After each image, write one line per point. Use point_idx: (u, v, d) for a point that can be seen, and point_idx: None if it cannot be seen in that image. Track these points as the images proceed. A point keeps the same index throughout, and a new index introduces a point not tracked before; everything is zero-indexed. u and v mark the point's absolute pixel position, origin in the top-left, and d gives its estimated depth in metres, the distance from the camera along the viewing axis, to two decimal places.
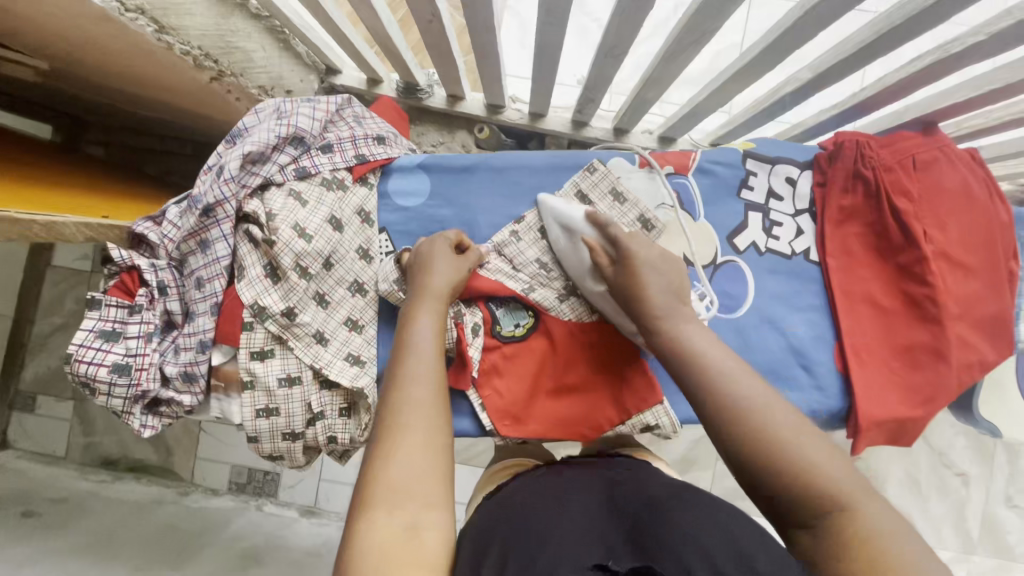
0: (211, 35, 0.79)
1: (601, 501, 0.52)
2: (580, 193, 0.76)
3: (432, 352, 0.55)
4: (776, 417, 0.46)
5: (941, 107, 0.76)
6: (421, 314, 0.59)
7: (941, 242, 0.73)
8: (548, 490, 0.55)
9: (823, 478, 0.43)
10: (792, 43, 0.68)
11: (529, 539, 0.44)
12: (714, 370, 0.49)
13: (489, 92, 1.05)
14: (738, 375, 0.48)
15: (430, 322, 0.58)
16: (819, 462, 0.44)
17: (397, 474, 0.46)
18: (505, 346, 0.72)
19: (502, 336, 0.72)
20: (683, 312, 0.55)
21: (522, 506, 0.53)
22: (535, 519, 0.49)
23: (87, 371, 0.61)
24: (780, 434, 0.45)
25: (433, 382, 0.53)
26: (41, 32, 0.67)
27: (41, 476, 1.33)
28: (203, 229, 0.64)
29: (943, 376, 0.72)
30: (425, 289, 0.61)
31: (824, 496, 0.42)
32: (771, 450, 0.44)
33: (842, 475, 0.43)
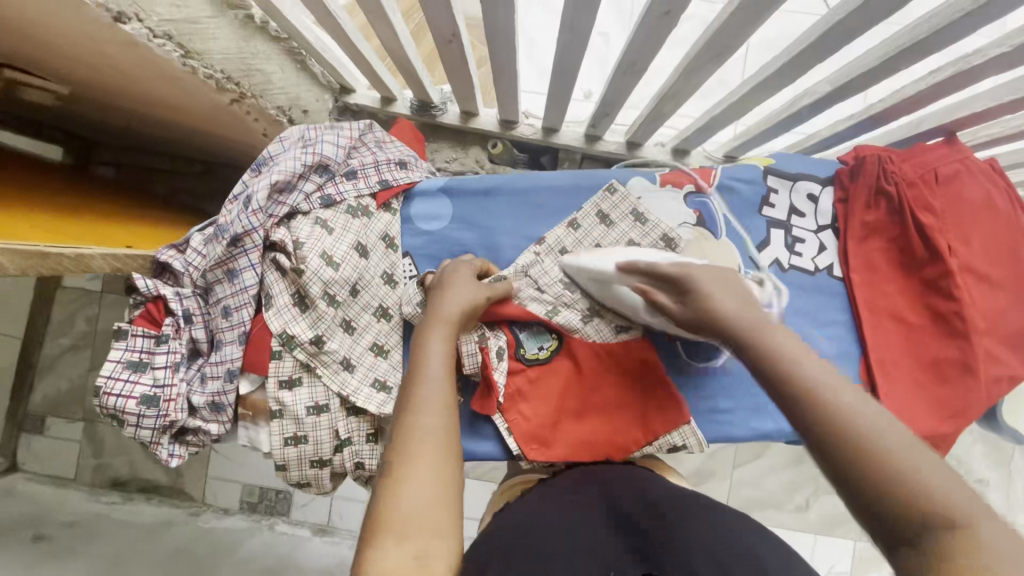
0: (233, 59, 0.81)
1: (607, 514, 0.55)
2: (600, 213, 0.75)
3: (445, 376, 0.54)
4: (864, 418, 0.40)
5: (959, 118, 0.76)
6: (434, 338, 0.58)
7: (966, 255, 0.73)
8: (557, 503, 0.58)
9: (920, 485, 0.36)
10: (814, 58, 0.68)
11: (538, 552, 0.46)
12: (801, 372, 0.44)
13: (504, 108, 1.05)
14: (827, 378, 0.44)
15: (442, 346, 0.57)
16: (923, 469, 0.37)
17: (406, 503, 0.45)
18: (530, 369, 0.71)
19: (526, 359, 0.71)
20: (772, 324, 0.50)
21: (532, 515, 0.55)
22: (545, 530, 0.51)
23: (116, 404, 0.61)
24: (875, 441, 0.39)
25: (445, 406, 0.52)
26: (66, 59, 0.68)
27: (53, 499, 1.32)
28: (230, 258, 0.64)
29: (975, 390, 0.72)
30: (438, 312, 0.60)
31: (929, 512, 0.35)
32: (860, 457, 0.38)
33: (952, 485, 0.36)
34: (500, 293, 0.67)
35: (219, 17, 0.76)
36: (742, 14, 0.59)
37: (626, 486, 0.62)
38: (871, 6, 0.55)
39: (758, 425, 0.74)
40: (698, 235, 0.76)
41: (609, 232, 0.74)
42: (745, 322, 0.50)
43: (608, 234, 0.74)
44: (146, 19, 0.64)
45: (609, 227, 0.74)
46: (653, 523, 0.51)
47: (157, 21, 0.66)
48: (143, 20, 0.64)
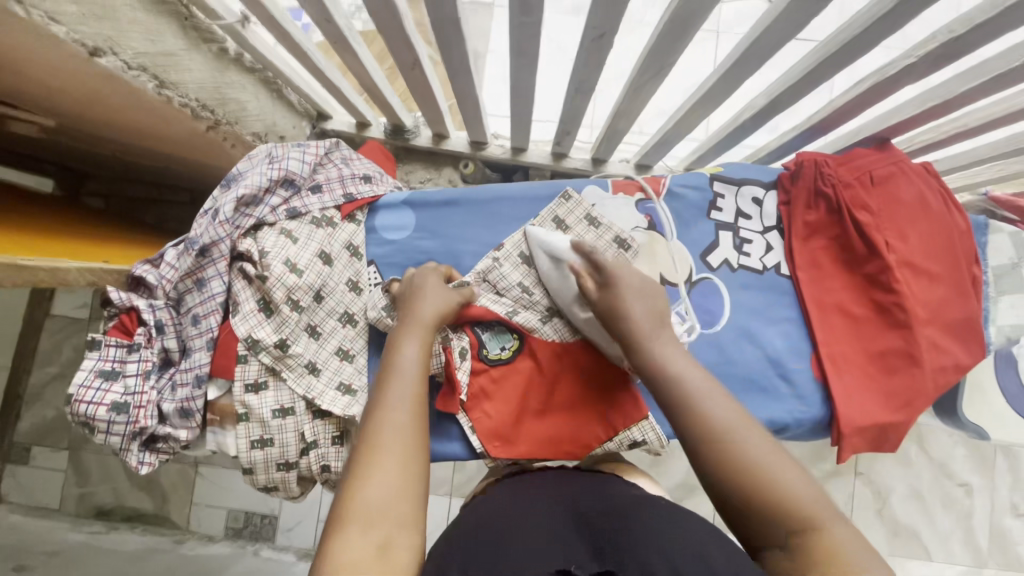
0: (208, 87, 0.85)
1: (565, 511, 0.55)
2: (557, 219, 0.79)
3: (418, 372, 0.57)
4: (742, 437, 0.50)
5: (889, 124, 0.81)
6: (409, 337, 0.60)
7: (904, 250, 0.78)
8: (519, 502, 0.58)
9: (787, 493, 0.47)
10: (742, 71, 0.73)
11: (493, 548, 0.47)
12: (694, 399, 0.53)
13: (472, 129, 1.11)
14: (716, 403, 0.52)
15: (417, 346, 0.59)
16: (791, 482, 0.48)
17: (374, 494, 0.47)
18: (492, 369, 0.74)
19: (489, 359, 0.73)
20: (667, 340, 0.58)
21: (493, 513, 0.56)
22: (503, 526, 0.52)
23: (87, 411, 0.63)
24: (750, 453, 0.49)
25: (416, 403, 0.55)
26: (47, 91, 0.73)
27: (35, 530, 1.31)
28: (199, 268, 0.67)
29: (921, 379, 0.74)
30: (414, 314, 0.63)
31: (793, 516, 0.46)
32: (741, 468, 0.49)
33: (808, 491, 0.47)
34: (467, 300, 0.70)
35: (194, 51, 0.79)
36: (667, 32, 0.65)
37: (589, 484, 0.62)
38: (780, 19, 0.60)
39: None
40: (651, 238, 0.81)
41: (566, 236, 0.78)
42: (644, 338, 0.58)
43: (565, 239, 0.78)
44: (121, 53, 0.67)
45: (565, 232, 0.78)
46: (607, 525, 0.50)
47: (133, 54, 0.69)
48: (119, 53, 0.67)
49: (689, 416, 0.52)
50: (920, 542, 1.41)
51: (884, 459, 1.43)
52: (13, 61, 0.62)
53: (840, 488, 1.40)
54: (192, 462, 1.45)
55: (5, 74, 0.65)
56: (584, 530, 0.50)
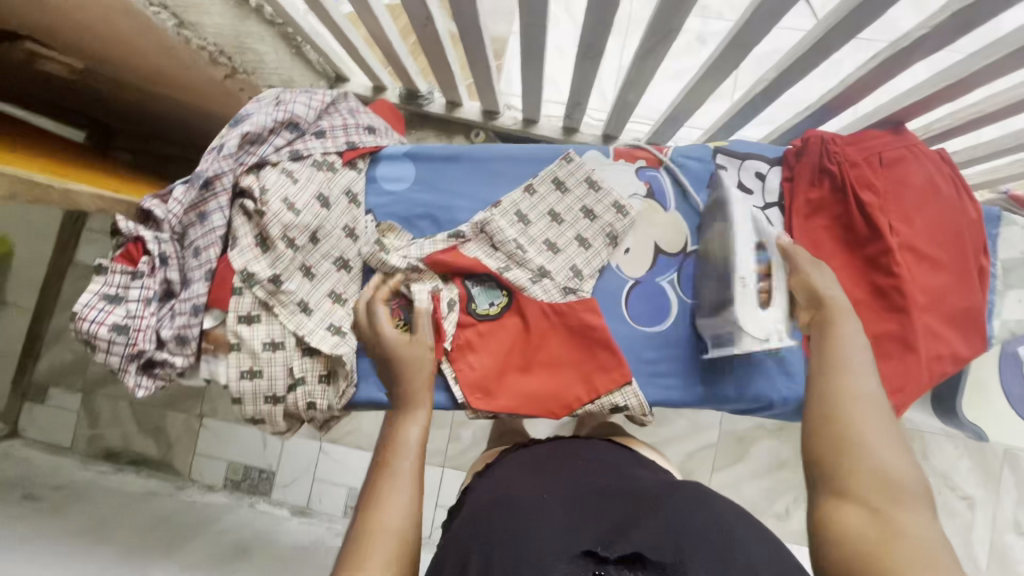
0: (227, 34, 0.91)
1: (582, 495, 0.56)
2: (556, 180, 0.79)
3: (419, 453, 0.56)
4: (863, 406, 0.52)
5: (902, 107, 0.78)
6: (411, 420, 0.60)
7: (907, 234, 0.76)
8: (536, 482, 0.59)
9: (887, 469, 0.48)
10: (751, 40, 0.72)
11: (516, 530, 0.49)
12: (836, 352, 0.57)
13: (485, 98, 1.11)
14: (855, 367, 0.55)
15: (418, 429, 0.59)
16: (893, 466, 0.48)
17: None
18: (480, 324, 0.75)
19: (476, 314, 0.75)
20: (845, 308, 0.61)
21: (511, 492, 0.57)
22: (523, 507, 0.53)
23: (89, 329, 0.66)
24: (860, 418, 0.51)
25: (417, 487, 0.53)
26: (82, 34, 0.76)
27: (47, 464, 1.37)
28: (202, 202, 0.70)
29: (914, 365, 0.74)
30: (415, 401, 0.62)
31: (885, 489, 0.47)
32: (841, 424, 0.51)
33: (908, 482, 0.47)
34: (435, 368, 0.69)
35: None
36: None
37: (605, 467, 0.64)
38: None
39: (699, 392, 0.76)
40: (648, 208, 0.81)
41: (564, 200, 0.79)
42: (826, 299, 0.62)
43: (562, 201, 0.79)
44: None
45: (563, 193, 0.79)
46: (640, 513, 0.52)
47: None
48: None
49: (823, 378, 0.56)
50: None
51: None
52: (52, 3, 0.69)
53: None
54: (198, 413, 1.50)
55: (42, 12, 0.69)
56: (604, 518, 0.52)
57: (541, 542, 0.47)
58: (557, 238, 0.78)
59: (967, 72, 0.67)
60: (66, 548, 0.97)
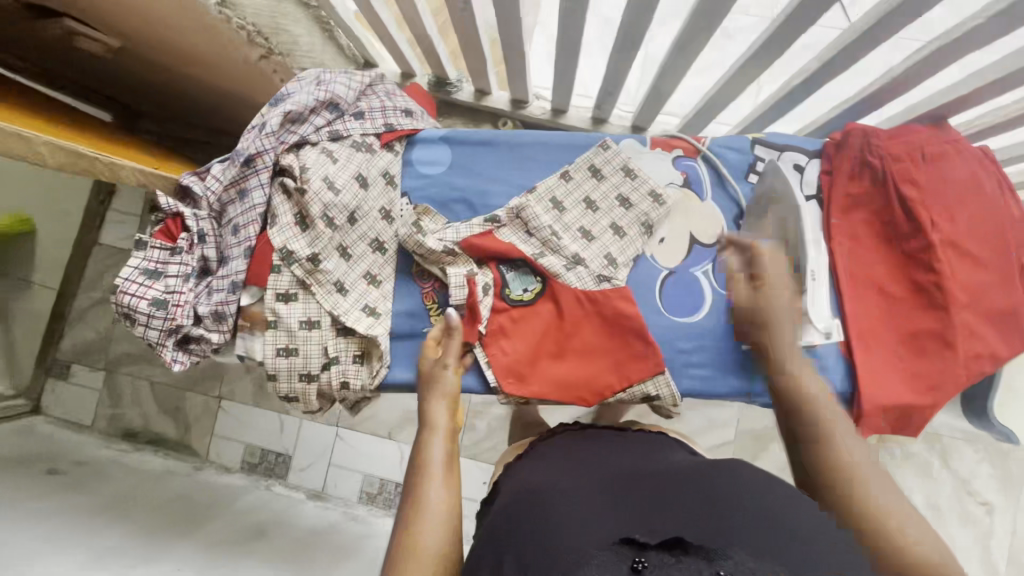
0: (263, 16, 0.91)
1: (615, 485, 0.53)
2: (592, 168, 0.79)
3: (446, 467, 0.58)
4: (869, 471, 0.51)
5: (945, 102, 0.76)
6: (434, 436, 0.61)
7: (949, 230, 0.74)
8: (567, 475, 0.57)
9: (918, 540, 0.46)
10: (797, 31, 0.70)
11: (549, 526, 0.47)
12: None
13: (515, 86, 1.10)
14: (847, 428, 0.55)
15: (442, 443, 0.60)
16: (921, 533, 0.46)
17: None
18: (513, 309, 0.74)
19: (510, 299, 0.74)
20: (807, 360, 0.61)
21: (542, 488, 0.55)
22: (555, 502, 0.51)
23: (129, 303, 0.66)
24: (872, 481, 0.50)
25: (449, 502, 0.54)
26: (125, 14, 0.76)
27: (70, 440, 1.39)
28: (243, 179, 0.71)
29: (951, 364, 0.72)
30: (434, 416, 0.63)
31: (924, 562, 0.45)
32: None
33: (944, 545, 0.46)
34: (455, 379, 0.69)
35: None
36: None
37: (638, 454, 0.62)
38: None
39: (734, 383, 0.75)
40: (685, 196, 0.81)
41: (600, 187, 0.78)
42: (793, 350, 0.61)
43: (598, 188, 0.78)
44: None
45: (600, 181, 0.78)
46: (678, 497, 0.49)
47: None
48: None
49: None
50: None
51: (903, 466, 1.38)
52: None
53: None
54: (216, 395, 1.51)
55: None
56: (641, 501, 0.50)
57: (575, 537, 0.44)
58: (592, 226, 0.77)
59: (1017, 66, 0.64)
60: (86, 524, 0.99)
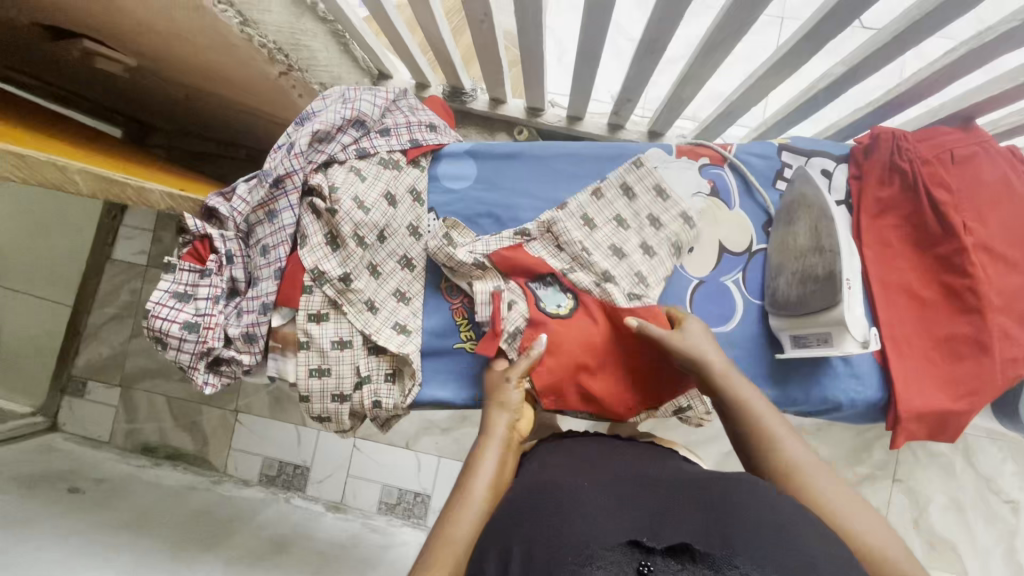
0: (284, 31, 0.89)
1: (628, 484, 0.48)
2: (624, 185, 0.77)
3: (495, 488, 0.53)
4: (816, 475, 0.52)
5: (975, 102, 0.75)
6: (492, 453, 0.56)
7: (982, 233, 0.74)
8: (575, 471, 0.52)
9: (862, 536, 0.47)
10: (825, 36, 0.70)
11: (551, 520, 0.43)
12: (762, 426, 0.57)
13: (531, 95, 1.10)
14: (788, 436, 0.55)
15: (497, 461, 0.56)
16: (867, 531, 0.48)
17: None
18: (552, 322, 0.71)
19: (547, 312, 0.72)
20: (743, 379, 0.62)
21: (550, 479, 0.50)
22: (564, 492, 0.46)
23: (161, 327, 0.66)
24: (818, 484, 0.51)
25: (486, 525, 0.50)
26: (151, 35, 0.77)
27: (89, 457, 1.39)
28: (272, 200, 0.70)
29: (988, 367, 0.71)
30: (492, 431, 0.59)
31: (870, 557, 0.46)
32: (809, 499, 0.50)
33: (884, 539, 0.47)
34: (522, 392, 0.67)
35: None
36: None
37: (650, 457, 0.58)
38: None
39: (766, 392, 0.78)
40: (712, 205, 0.81)
41: (630, 206, 0.76)
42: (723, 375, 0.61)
43: (629, 207, 0.77)
44: None
45: (630, 199, 0.77)
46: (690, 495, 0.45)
47: None
48: None
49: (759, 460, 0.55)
50: (957, 556, 1.34)
51: (926, 466, 1.36)
52: (122, 5, 0.67)
53: (872, 493, 1.35)
54: (233, 409, 1.50)
55: (113, 14, 0.69)
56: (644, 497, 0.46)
57: (583, 536, 0.40)
58: (623, 243, 0.76)
59: None
60: (108, 543, 0.98)
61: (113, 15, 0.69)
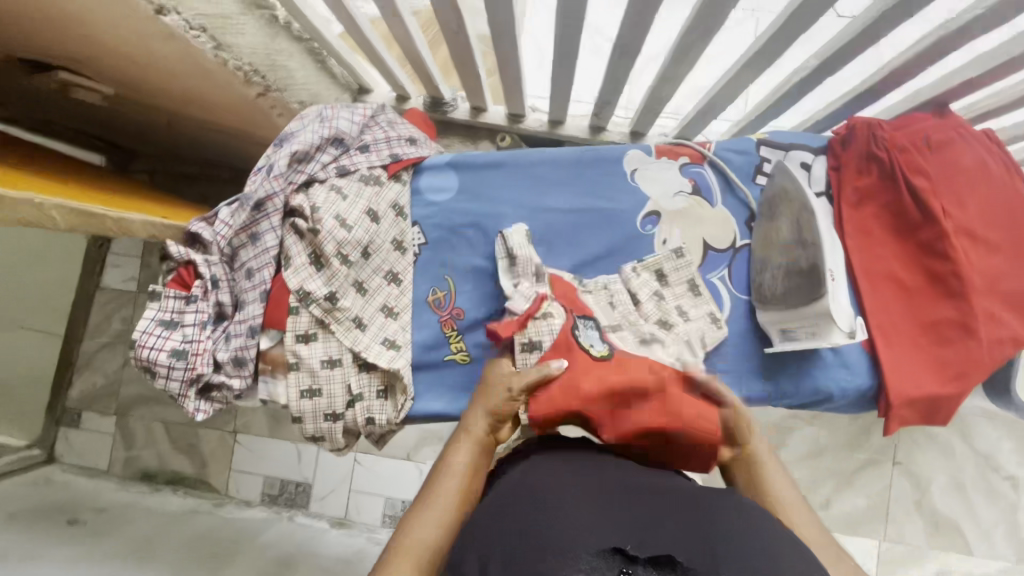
0: (260, 52, 0.86)
1: (613, 480, 0.47)
2: (658, 270, 0.76)
3: (460, 485, 0.52)
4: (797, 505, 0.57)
5: (947, 88, 0.76)
6: (462, 447, 0.55)
7: (960, 216, 0.74)
8: (563, 467, 0.49)
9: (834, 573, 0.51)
10: (796, 30, 0.71)
11: (540, 519, 0.42)
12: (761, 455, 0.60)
13: (510, 102, 1.10)
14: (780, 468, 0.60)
15: (465, 459, 0.54)
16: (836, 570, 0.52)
17: None
18: (578, 354, 0.57)
19: (579, 343, 0.58)
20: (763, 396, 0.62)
21: (531, 476, 0.48)
22: (548, 493, 0.45)
23: (149, 356, 0.66)
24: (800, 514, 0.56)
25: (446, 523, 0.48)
26: (126, 64, 0.76)
27: (87, 488, 1.37)
28: (254, 223, 0.70)
29: (978, 350, 0.71)
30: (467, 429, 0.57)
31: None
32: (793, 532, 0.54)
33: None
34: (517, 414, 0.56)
35: (247, 15, 0.80)
36: None
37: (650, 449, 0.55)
38: None
39: (759, 386, 0.78)
40: (695, 203, 0.81)
41: (664, 289, 0.74)
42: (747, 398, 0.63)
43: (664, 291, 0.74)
44: (184, 13, 0.69)
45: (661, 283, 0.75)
46: (675, 500, 0.45)
47: (194, 14, 0.70)
48: (182, 13, 0.68)
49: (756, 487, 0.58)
50: (961, 536, 1.35)
51: (925, 448, 1.37)
52: (96, 35, 0.67)
53: (874, 478, 1.36)
54: (231, 430, 1.49)
55: (91, 45, 0.70)
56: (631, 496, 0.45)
57: (567, 539, 0.39)
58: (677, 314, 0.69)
59: None
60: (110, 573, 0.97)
61: (90, 44, 0.70)
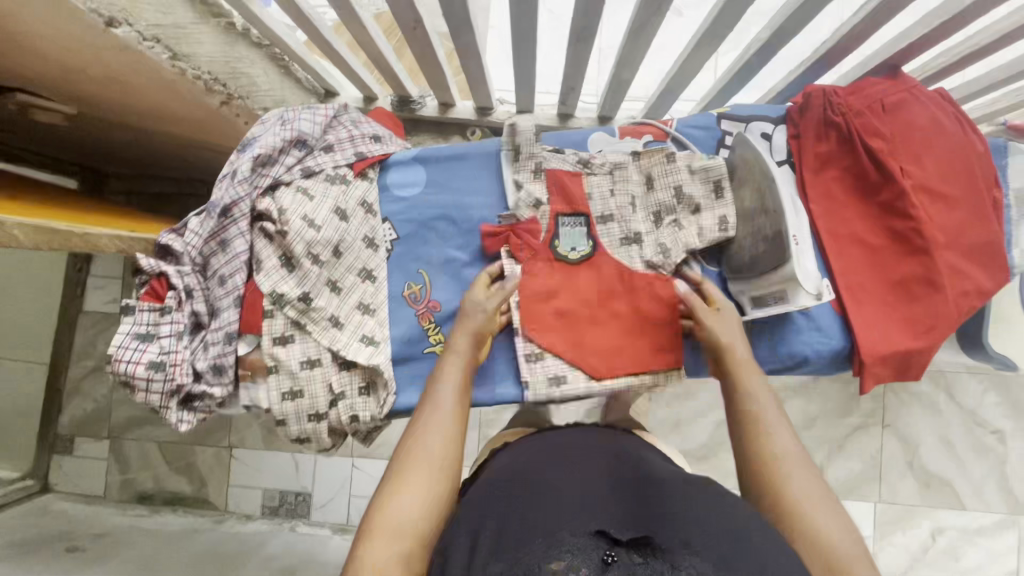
0: (219, 61, 0.85)
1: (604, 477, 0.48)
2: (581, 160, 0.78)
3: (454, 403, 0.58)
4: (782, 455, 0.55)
5: (901, 49, 0.77)
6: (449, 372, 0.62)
7: (919, 175, 0.76)
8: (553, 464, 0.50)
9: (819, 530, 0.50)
10: (743, 3, 0.72)
11: (528, 507, 0.43)
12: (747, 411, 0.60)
13: (477, 95, 1.11)
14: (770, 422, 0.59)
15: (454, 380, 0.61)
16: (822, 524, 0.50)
17: (398, 508, 0.49)
18: (554, 262, 0.75)
19: (557, 252, 0.75)
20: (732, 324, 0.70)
21: (526, 468, 0.49)
22: (546, 485, 0.46)
23: (127, 370, 0.66)
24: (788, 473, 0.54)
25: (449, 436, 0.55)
26: (83, 79, 0.76)
27: (83, 515, 1.36)
28: (222, 229, 0.71)
29: (943, 303, 0.74)
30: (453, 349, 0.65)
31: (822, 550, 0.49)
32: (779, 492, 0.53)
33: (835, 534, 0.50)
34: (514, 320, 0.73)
35: (202, 24, 0.80)
36: None
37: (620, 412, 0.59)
38: None
39: None
40: None
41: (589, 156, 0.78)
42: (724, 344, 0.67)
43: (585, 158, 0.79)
44: (135, 23, 0.69)
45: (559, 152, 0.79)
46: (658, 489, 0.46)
47: (146, 25, 0.70)
48: (134, 24, 0.68)
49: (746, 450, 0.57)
50: (952, 491, 1.37)
51: (910, 408, 1.40)
52: (45, 52, 0.67)
53: (865, 441, 1.38)
54: (227, 445, 1.47)
55: (43, 62, 0.70)
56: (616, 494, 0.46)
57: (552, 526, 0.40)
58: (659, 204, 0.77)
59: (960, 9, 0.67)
60: None
61: (43, 62, 0.70)
